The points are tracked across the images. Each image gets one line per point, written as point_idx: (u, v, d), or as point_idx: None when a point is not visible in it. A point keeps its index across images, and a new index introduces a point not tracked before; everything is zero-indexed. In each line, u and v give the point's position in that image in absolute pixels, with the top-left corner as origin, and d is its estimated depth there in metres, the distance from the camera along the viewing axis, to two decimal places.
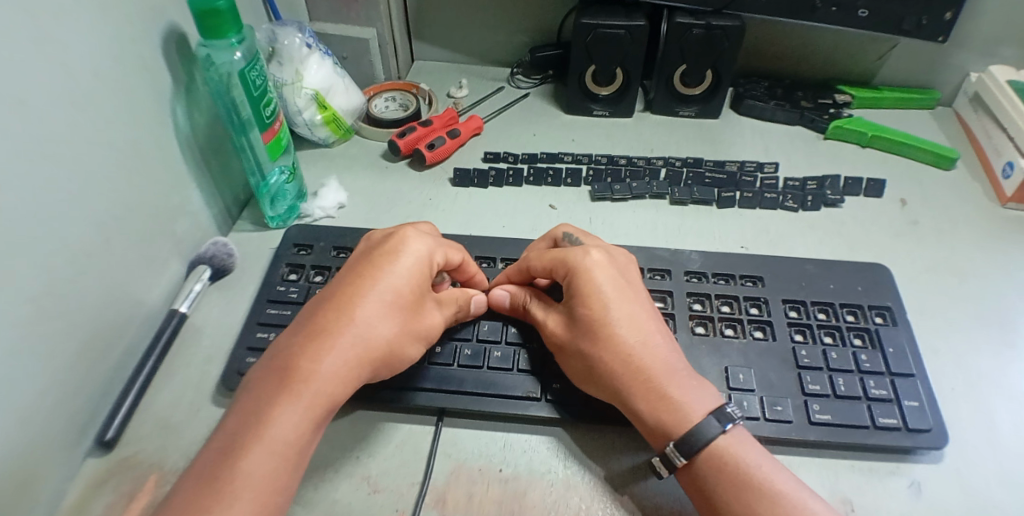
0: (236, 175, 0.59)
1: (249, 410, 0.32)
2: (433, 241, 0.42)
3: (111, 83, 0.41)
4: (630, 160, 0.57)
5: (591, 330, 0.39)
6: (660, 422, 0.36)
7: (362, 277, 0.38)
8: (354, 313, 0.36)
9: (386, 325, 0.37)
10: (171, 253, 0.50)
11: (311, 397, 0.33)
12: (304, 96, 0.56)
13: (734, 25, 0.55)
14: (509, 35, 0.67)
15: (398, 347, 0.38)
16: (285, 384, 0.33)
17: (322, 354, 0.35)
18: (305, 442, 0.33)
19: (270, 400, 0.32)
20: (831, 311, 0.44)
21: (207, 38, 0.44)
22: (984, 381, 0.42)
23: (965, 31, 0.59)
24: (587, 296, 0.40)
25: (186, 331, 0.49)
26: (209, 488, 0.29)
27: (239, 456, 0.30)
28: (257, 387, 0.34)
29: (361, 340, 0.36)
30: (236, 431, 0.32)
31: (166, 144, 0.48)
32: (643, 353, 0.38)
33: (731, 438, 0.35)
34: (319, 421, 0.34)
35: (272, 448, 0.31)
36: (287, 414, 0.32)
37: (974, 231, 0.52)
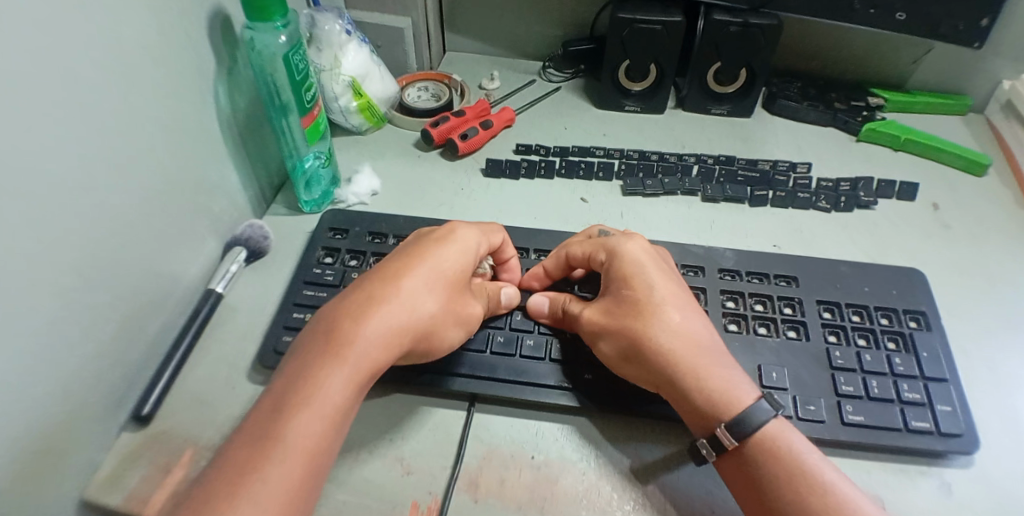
0: (272, 159, 0.59)
1: (298, 372, 0.33)
2: (480, 231, 0.43)
3: (157, 61, 0.42)
4: (662, 155, 0.57)
5: (635, 309, 0.40)
6: (707, 403, 0.36)
7: (412, 256, 0.39)
8: (400, 287, 0.37)
9: (431, 301, 0.38)
10: (208, 232, 0.50)
11: (358, 362, 0.34)
12: (341, 82, 0.56)
13: (771, 23, 0.55)
14: (542, 28, 0.67)
15: (441, 322, 0.38)
16: (334, 349, 0.34)
17: (370, 321, 0.35)
18: (348, 406, 0.33)
19: (318, 365, 0.33)
20: (865, 314, 0.44)
21: (253, 21, 0.44)
22: (1017, 386, 0.42)
23: (1003, 37, 0.59)
24: (631, 277, 0.41)
25: (222, 309, 0.49)
26: (259, 445, 0.30)
27: (289, 416, 0.31)
28: (304, 351, 0.34)
29: (407, 311, 0.36)
30: (285, 389, 0.32)
31: (208, 124, 0.49)
32: (685, 334, 0.38)
33: (780, 425, 0.35)
34: (362, 387, 0.34)
35: (320, 410, 0.32)
36: (335, 379, 0.33)
37: (1007, 238, 0.52)
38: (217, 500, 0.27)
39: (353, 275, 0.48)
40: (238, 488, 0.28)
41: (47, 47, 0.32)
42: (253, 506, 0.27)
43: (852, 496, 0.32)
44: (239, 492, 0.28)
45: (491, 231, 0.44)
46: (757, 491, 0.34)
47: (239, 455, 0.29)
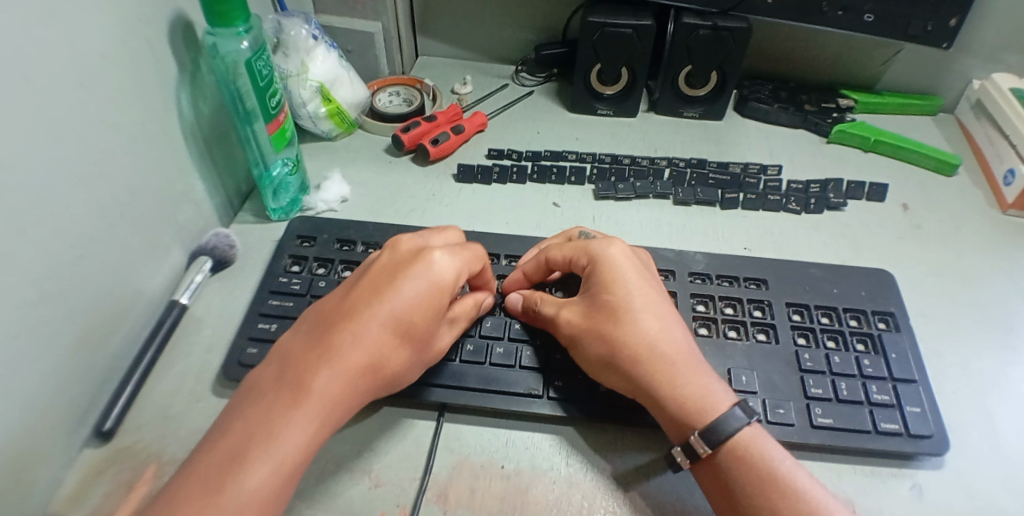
0: (239, 167, 0.58)
1: (256, 421, 0.32)
2: (460, 257, 0.40)
3: (117, 68, 0.41)
4: (635, 159, 0.57)
5: (615, 314, 0.39)
6: (683, 411, 0.36)
7: (382, 292, 0.37)
8: (367, 331, 0.36)
9: (398, 345, 0.37)
10: (173, 242, 0.49)
11: (318, 414, 0.33)
12: (309, 88, 0.56)
13: (741, 27, 0.55)
14: (514, 32, 0.67)
15: (406, 365, 0.37)
16: (293, 399, 0.33)
17: (332, 372, 0.34)
18: (305, 458, 0.33)
19: (278, 416, 0.32)
20: (834, 316, 0.44)
21: (214, 26, 0.44)
22: (985, 385, 0.42)
23: (970, 38, 0.59)
24: (613, 280, 0.40)
25: (188, 321, 0.48)
26: (207, 502, 0.29)
27: (242, 470, 0.30)
28: (262, 397, 0.33)
29: (371, 359, 0.35)
30: (239, 441, 0.31)
31: (170, 131, 0.48)
32: (663, 342, 0.38)
33: (754, 431, 0.35)
34: (322, 438, 0.33)
35: (277, 465, 0.31)
36: (294, 431, 0.32)
37: (976, 236, 0.52)
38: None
39: (321, 283, 0.47)
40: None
41: (6, 54, 0.31)
42: None
43: (823, 502, 0.32)
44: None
45: (472, 255, 0.41)
46: (729, 496, 0.33)
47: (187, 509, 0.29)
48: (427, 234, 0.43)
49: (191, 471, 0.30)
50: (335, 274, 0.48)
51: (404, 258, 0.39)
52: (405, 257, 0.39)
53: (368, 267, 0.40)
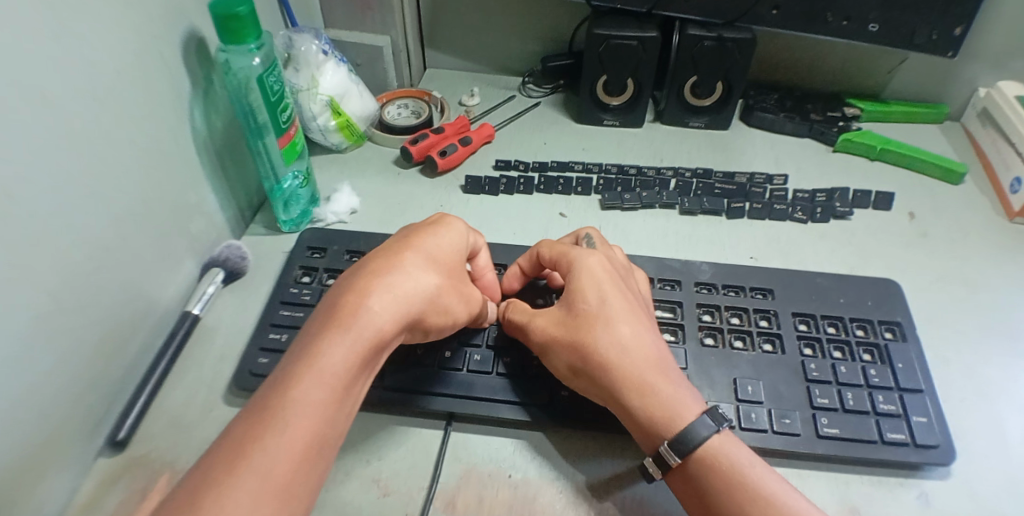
0: (251, 180, 0.59)
1: (301, 346, 0.32)
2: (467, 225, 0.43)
3: (131, 85, 0.42)
4: (641, 169, 0.57)
5: (586, 324, 0.39)
6: (652, 419, 0.36)
7: (410, 238, 0.39)
8: (402, 262, 0.36)
9: (432, 278, 0.37)
10: (185, 254, 0.51)
11: (362, 333, 0.33)
12: (319, 102, 0.56)
13: (746, 38, 0.55)
14: (521, 44, 0.68)
15: (444, 300, 0.37)
16: (336, 321, 0.33)
17: (371, 293, 0.34)
18: (351, 380, 0.32)
19: (322, 336, 0.32)
20: (840, 325, 0.44)
21: (227, 43, 0.45)
22: (993, 393, 0.42)
23: (976, 46, 0.59)
24: (588, 289, 0.40)
25: (201, 332, 0.49)
26: (259, 419, 0.29)
27: (291, 387, 0.30)
28: (307, 329, 0.33)
29: (409, 284, 0.35)
30: (286, 366, 0.31)
31: (184, 146, 0.49)
32: (634, 350, 0.38)
33: (723, 438, 0.35)
34: (365, 361, 0.33)
35: (324, 382, 0.31)
36: (337, 350, 0.32)
37: (983, 245, 0.52)
38: (218, 477, 0.26)
39: None
40: (238, 461, 0.27)
41: (23, 72, 0.32)
42: (249, 479, 0.26)
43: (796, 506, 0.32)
44: (239, 466, 0.27)
45: (478, 237, 0.44)
46: (703, 503, 0.34)
47: (240, 430, 0.28)
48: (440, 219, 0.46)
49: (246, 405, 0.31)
50: None
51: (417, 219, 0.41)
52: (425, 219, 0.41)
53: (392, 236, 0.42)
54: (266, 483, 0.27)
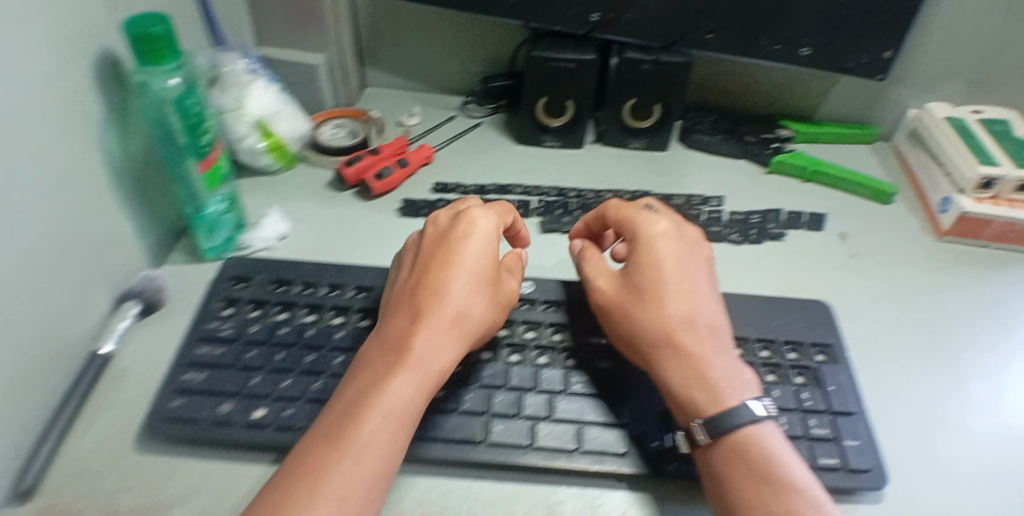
0: (172, 205, 0.56)
1: (364, 383, 0.35)
2: (495, 216, 0.45)
3: (39, 102, 0.39)
4: (581, 192, 0.57)
5: (673, 295, 0.41)
6: (690, 398, 0.37)
7: (446, 259, 0.41)
8: (446, 293, 0.39)
9: (474, 302, 0.40)
10: (98, 287, 0.47)
11: (422, 371, 0.36)
12: (246, 123, 0.54)
13: (680, 62, 0.56)
14: (462, 64, 0.67)
15: (484, 321, 0.40)
16: (396, 360, 0.36)
17: (423, 332, 0.37)
18: (415, 410, 0.35)
19: (383, 375, 0.35)
20: (774, 349, 0.44)
21: (142, 63, 0.43)
22: (926, 414, 0.42)
23: (906, 68, 0.61)
24: (676, 259, 0.42)
25: (113, 372, 0.46)
26: (329, 451, 0.31)
27: (358, 422, 0.33)
28: (366, 365, 0.37)
29: (453, 315, 0.39)
30: (351, 399, 0.34)
31: (95, 173, 0.46)
32: (689, 325, 0.40)
33: (762, 429, 0.36)
34: (426, 392, 0.36)
35: (390, 416, 0.34)
36: (401, 388, 0.35)
37: (913, 264, 0.53)
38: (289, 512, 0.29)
39: (253, 328, 0.46)
40: (305, 496, 0.29)
41: None
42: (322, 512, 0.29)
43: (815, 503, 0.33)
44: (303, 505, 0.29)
45: (502, 211, 0.46)
46: (719, 486, 0.34)
47: (311, 460, 0.31)
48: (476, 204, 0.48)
49: (310, 436, 0.33)
50: (270, 316, 0.47)
51: (453, 226, 0.43)
52: (454, 225, 0.43)
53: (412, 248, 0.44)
54: (343, 511, 0.30)
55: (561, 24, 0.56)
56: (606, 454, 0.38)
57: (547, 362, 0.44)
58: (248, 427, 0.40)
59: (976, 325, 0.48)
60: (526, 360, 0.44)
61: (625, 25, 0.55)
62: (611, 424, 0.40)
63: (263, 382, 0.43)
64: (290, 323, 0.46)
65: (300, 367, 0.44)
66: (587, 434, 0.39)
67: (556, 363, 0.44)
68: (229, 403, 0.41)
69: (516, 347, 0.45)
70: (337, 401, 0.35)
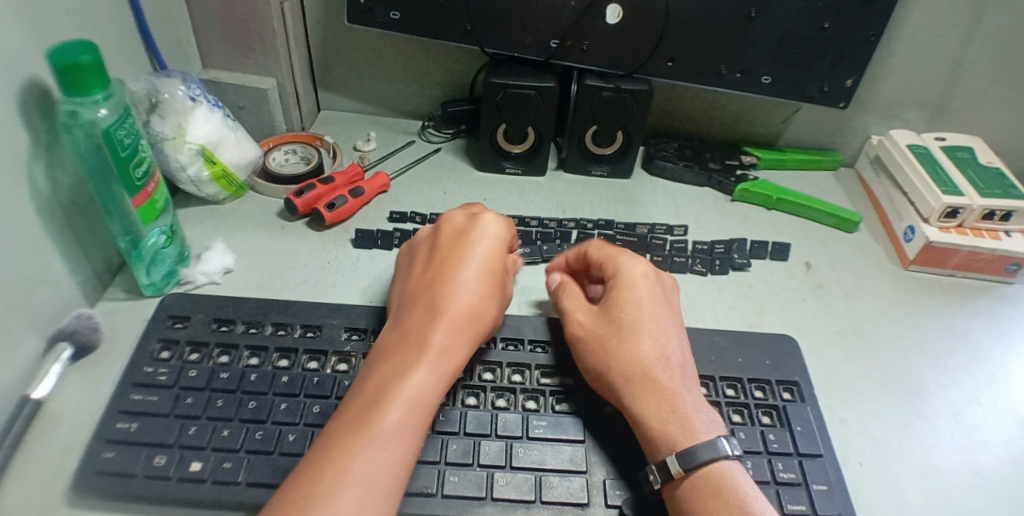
0: (107, 237, 0.53)
1: (384, 375, 0.36)
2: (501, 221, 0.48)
3: None
4: (542, 222, 0.55)
5: (645, 330, 0.40)
6: (661, 433, 0.36)
7: (457, 259, 0.43)
8: (460, 290, 0.41)
9: (485, 300, 0.42)
10: (27, 327, 0.43)
11: (440, 364, 0.37)
12: (188, 151, 0.51)
13: (642, 89, 0.54)
14: (421, 88, 0.65)
15: (493, 316, 0.42)
16: (415, 351, 0.37)
17: (439, 327, 0.39)
18: (433, 401, 0.36)
19: (405, 365, 0.36)
20: (740, 387, 0.42)
21: (67, 93, 0.39)
22: (896, 452, 0.41)
23: (866, 94, 0.61)
24: (655, 301, 0.42)
25: (40, 421, 0.42)
26: (355, 435, 0.32)
27: (380, 409, 0.33)
28: (384, 360, 0.37)
29: (468, 310, 0.40)
30: (371, 389, 0.35)
31: (20, 207, 0.42)
32: (656, 365, 0.39)
33: (727, 467, 0.34)
34: (445, 383, 0.37)
35: (410, 403, 0.34)
36: (421, 378, 0.36)
37: (878, 294, 0.52)
38: (310, 495, 0.29)
39: (192, 371, 0.43)
40: (324, 481, 0.29)
41: None
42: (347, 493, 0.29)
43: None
44: (325, 487, 0.29)
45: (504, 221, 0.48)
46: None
47: (333, 446, 0.31)
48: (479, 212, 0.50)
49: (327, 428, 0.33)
50: (210, 359, 0.44)
51: (465, 229, 0.45)
52: (463, 229, 0.45)
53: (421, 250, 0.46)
54: (368, 493, 0.30)
55: (518, 50, 0.55)
56: (568, 505, 0.37)
57: (505, 405, 0.42)
58: (183, 482, 0.37)
59: (940, 357, 0.48)
60: (484, 404, 0.42)
61: (584, 51, 0.54)
62: (572, 473, 0.38)
63: (201, 431, 0.40)
64: (232, 368, 0.43)
65: (240, 415, 0.41)
66: (548, 483, 0.38)
67: (513, 407, 0.42)
68: (163, 455, 0.38)
69: (472, 390, 0.43)
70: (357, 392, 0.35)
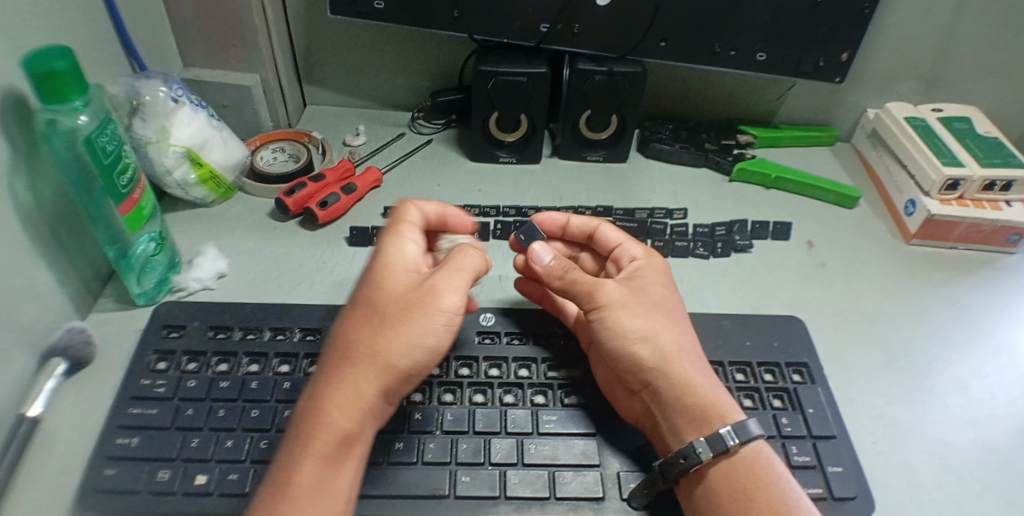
0: (95, 247, 0.51)
1: (278, 464, 0.32)
2: (418, 229, 0.39)
3: None
4: (539, 211, 0.53)
5: (660, 312, 0.40)
6: (697, 411, 0.37)
7: (360, 296, 0.36)
8: (352, 337, 0.34)
9: (387, 335, 0.34)
10: (16, 345, 0.42)
11: (325, 439, 0.31)
12: (173, 155, 0.50)
13: (635, 71, 0.53)
14: (409, 79, 0.64)
15: (405, 349, 0.34)
16: (303, 432, 0.32)
17: (329, 392, 0.33)
18: (325, 485, 0.31)
19: (295, 451, 0.31)
20: (749, 371, 0.42)
21: (44, 101, 0.38)
22: (904, 429, 0.41)
23: (862, 68, 0.60)
24: (659, 279, 0.43)
25: (37, 440, 0.41)
26: None
27: (268, 511, 0.30)
28: (285, 441, 0.33)
29: (361, 360, 0.33)
30: (269, 484, 0.31)
31: (0, 223, 0.40)
32: (687, 347, 0.39)
33: (752, 452, 0.36)
34: (337, 460, 0.31)
35: (293, 499, 0.30)
36: (307, 464, 0.31)
37: (880, 271, 0.52)
38: None
39: (191, 382, 0.42)
40: None
41: None
42: None
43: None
44: None
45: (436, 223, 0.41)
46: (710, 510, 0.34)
47: None
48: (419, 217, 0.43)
49: None
50: (209, 368, 0.43)
51: (371, 260, 0.38)
52: (373, 255, 0.38)
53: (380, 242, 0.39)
54: None
55: (507, 36, 0.54)
56: (583, 500, 0.37)
57: (513, 401, 0.41)
58: (189, 496, 0.37)
59: (943, 332, 0.48)
60: (491, 401, 0.41)
61: (575, 35, 0.53)
62: (585, 467, 0.38)
63: (203, 443, 0.39)
64: (232, 376, 0.43)
65: (243, 424, 0.40)
66: (561, 479, 0.37)
67: (522, 403, 0.41)
68: (166, 470, 0.38)
69: (479, 387, 0.42)
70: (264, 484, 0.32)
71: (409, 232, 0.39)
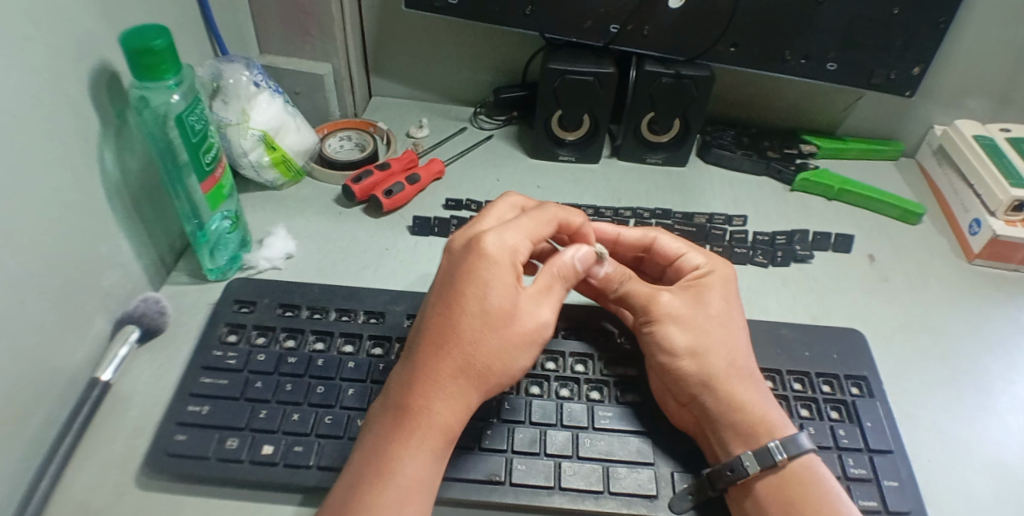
0: (171, 221, 0.53)
1: (377, 448, 0.33)
2: (518, 229, 0.38)
3: (38, 117, 0.36)
4: (598, 210, 0.54)
5: (716, 326, 0.41)
6: (741, 424, 0.37)
7: (460, 294, 0.35)
8: (462, 340, 0.34)
9: (492, 347, 0.34)
10: (97, 310, 0.44)
11: (431, 435, 0.33)
12: (250, 137, 0.52)
13: (704, 75, 0.54)
14: (473, 75, 0.65)
15: (504, 362, 0.35)
16: (406, 424, 0.33)
17: (434, 392, 0.34)
18: (428, 476, 0.33)
19: (397, 441, 0.33)
20: (807, 381, 0.42)
21: (141, 79, 0.39)
22: (970, 450, 0.41)
23: (931, 83, 0.60)
24: (721, 292, 0.43)
25: (111, 401, 0.43)
26: None
27: (371, 494, 0.31)
28: (379, 426, 0.34)
29: (467, 365, 0.34)
30: (366, 466, 0.33)
31: (93, 192, 0.42)
32: (735, 361, 0.40)
33: (798, 465, 0.36)
34: (441, 454, 0.34)
35: (402, 487, 0.32)
36: (410, 456, 0.33)
37: (944, 289, 0.52)
38: None
39: (260, 356, 0.43)
40: None
41: None
42: None
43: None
44: None
45: (535, 227, 0.39)
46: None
47: None
48: (503, 208, 0.41)
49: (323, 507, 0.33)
50: (277, 343, 0.44)
51: (467, 253, 0.36)
52: (467, 248, 0.36)
53: (455, 240, 0.39)
54: None
55: (576, 35, 0.55)
56: (636, 497, 0.37)
57: (568, 395, 0.42)
58: (257, 464, 0.38)
59: (1007, 353, 0.47)
60: (547, 393, 0.42)
61: (644, 36, 0.53)
62: (639, 464, 0.38)
63: (271, 415, 0.40)
64: (299, 352, 0.44)
65: (309, 400, 0.41)
66: (615, 474, 0.38)
67: (578, 397, 0.42)
68: (236, 438, 0.39)
69: (536, 379, 0.43)
70: (356, 461, 0.34)
71: (505, 231, 0.37)
